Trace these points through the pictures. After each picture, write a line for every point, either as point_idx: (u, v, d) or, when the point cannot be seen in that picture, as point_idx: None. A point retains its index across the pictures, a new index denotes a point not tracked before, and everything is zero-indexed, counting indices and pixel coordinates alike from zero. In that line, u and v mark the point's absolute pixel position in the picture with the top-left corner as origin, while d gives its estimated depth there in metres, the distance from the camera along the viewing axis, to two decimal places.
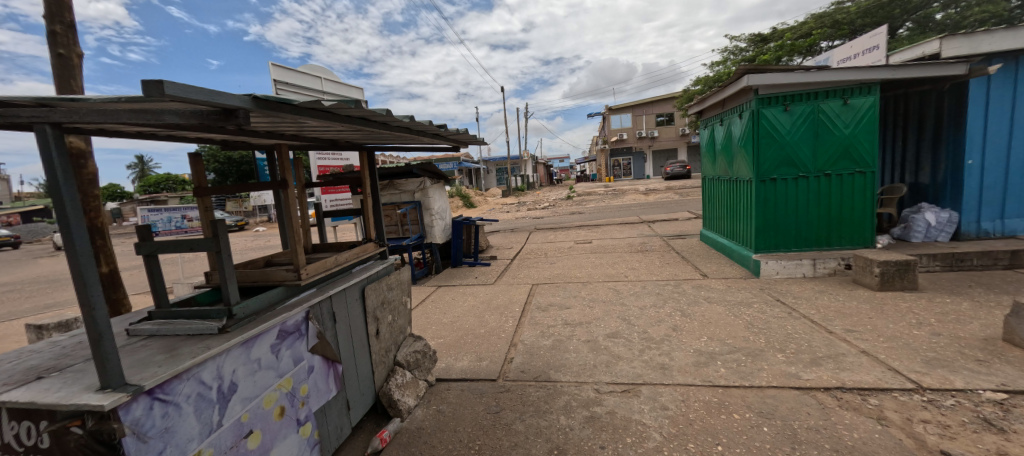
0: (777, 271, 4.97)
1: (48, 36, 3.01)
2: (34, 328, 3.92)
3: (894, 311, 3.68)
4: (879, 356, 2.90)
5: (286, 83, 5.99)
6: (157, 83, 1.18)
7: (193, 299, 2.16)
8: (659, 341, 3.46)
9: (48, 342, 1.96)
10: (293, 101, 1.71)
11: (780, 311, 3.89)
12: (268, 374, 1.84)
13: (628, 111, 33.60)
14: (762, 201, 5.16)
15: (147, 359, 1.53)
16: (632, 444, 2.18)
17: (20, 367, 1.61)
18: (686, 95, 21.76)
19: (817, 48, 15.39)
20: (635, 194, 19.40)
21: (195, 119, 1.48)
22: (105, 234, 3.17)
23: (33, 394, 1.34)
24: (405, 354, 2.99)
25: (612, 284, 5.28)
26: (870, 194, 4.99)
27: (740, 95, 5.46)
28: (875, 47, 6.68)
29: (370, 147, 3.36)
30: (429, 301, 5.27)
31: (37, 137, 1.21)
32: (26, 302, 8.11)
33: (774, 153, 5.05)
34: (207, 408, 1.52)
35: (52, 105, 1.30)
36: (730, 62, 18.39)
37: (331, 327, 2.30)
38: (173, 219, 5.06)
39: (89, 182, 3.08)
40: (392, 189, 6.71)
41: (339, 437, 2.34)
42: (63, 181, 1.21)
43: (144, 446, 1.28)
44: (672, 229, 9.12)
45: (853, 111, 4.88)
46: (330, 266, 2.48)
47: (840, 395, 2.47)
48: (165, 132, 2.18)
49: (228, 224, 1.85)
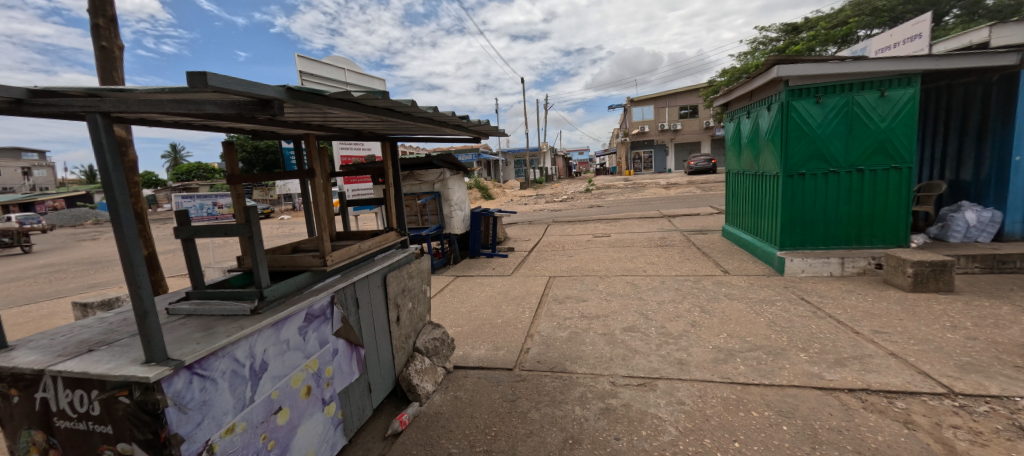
0: (803, 269, 4.83)
1: (92, 29, 3.17)
2: (80, 306, 4.18)
3: (927, 313, 3.54)
4: (909, 359, 2.81)
5: (311, 75, 6.11)
6: (201, 74, 1.22)
7: (227, 282, 2.28)
8: (676, 337, 3.43)
9: (96, 318, 2.10)
10: (323, 92, 1.75)
11: (804, 310, 3.79)
12: (296, 355, 1.92)
13: (651, 103, 32.81)
14: (788, 197, 5.01)
15: (185, 337, 1.63)
16: (647, 437, 2.19)
17: (73, 341, 1.73)
18: (712, 87, 21.12)
19: (853, 37, 14.69)
20: (656, 188, 19.09)
21: (233, 109, 1.54)
22: (145, 218, 3.33)
23: (86, 365, 1.44)
24: (424, 341, 3.07)
25: (630, 278, 5.24)
26: (906, 191, 4.78)
27: (769, 86, 5.27)
28: (917, 36, 6.34)
29: (393, 138, 3.42)
30: (447, 290, 5.34)
31: (89, 125, 1.30)
32: (72, 282, 8.67)
33: (803, 147, 4.88)
34: (240, 385, 1.61)
35: (100, 95, 1.39)
36: (760, 52, 17.75)
37: (355, 313, 2.38)
38: (205, 206, 5.23)
39: (130, 168, 3.24)
40: (412, 179, 6.82)
41: (361, 418, 2.44)
42: (112, 167, 1.29)
43: (184, 417, 1.37)
44: (693, 224, 8.93)
45: (891, 103, 4.65)
46: (354, 254, 2.55)
47: (864, 397, 2.41)
48: (200, 121, 2.26)
49: (259, 211, 1.93)
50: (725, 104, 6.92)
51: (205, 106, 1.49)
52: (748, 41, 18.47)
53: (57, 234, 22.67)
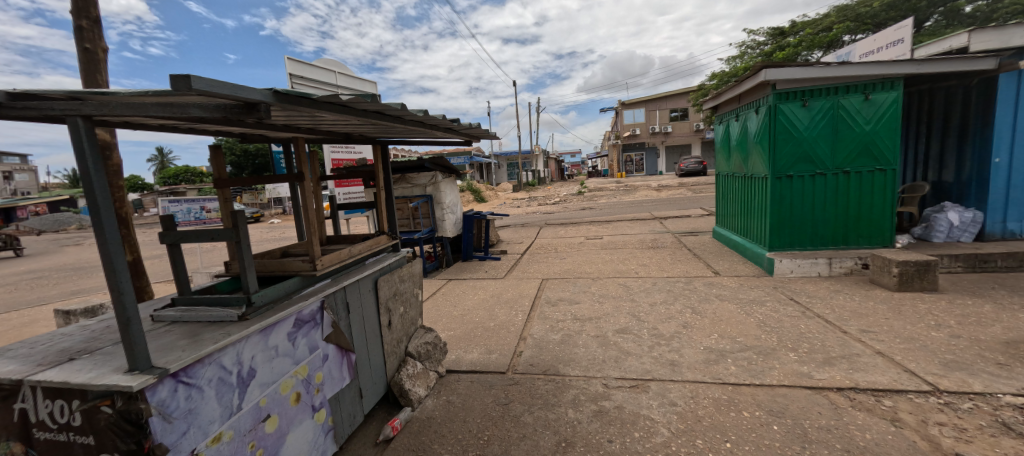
0: (791, 270, 4.89)
1: (75, 30, 3.11)
2: (62, 313, 4.07)
3: (913, 312, 3.61)
4: (895, 357, 2.85)
5: (300, 77, 6.04)
6: (185, 77, 1.21)
7: (214, 287, 2.24)
8: (668, 338, 3.45)
9: (78, 325, 2.05)
10: (311, 95, 1.73)
11: (794, 310, 3.83)
12: (285, 361, 1.90)
13: (642, 106, 33.10)
14: (777, 198, 5.07)
15: (170, 344, 1.59)
16: (639, 439, 2.20)
17: (53, 349, 1.69)
18: (702, 91, 21.38)
19: (838, 41, 14.99)
20: (647, 190, 19.29)
21: (219, 112, 1.52)
22: (129, 223, 3.27)
23: (67, 374, 1.41)
24: (416, 345, 3.05)
25: (623, 280, 5.26)
26: (890, 192, 4.87)
27: (757, 89, 5.34)
28: (900, 41, 6.50)
29: (384, 141, 3.40)
30: (439, 294, 5.32)
31: (69, 128, 1.27)
32: (53, 289, 8.44)
33: (791, 150, 4.96)
34: (227, 392, 1.58)
35: (81, 98, 1.36)
36: (748, 56, 18.06)
37: (346, 317, 2.35)
38: (192, 210, 5.14)
39: (114, 172, 3.18)
40: (404, 182, 6.79)
41: (352, 424, 2.41)
42: (93, 172, 1.27)
43: (169, 426, 1.34)
44: (684, 226, 9.01)
45: (875, 106, 4.75)
46: (345, 258, 2.52)
47: (853, 396, 2.44)
48: (187, 125, 2.23)
49: (247, 215, 1.90)
50: (714, 107, 7.01)
51: (190, 109, 1.47)
52: (737, 45, 18.77)
53: (40, 240, 22.10)
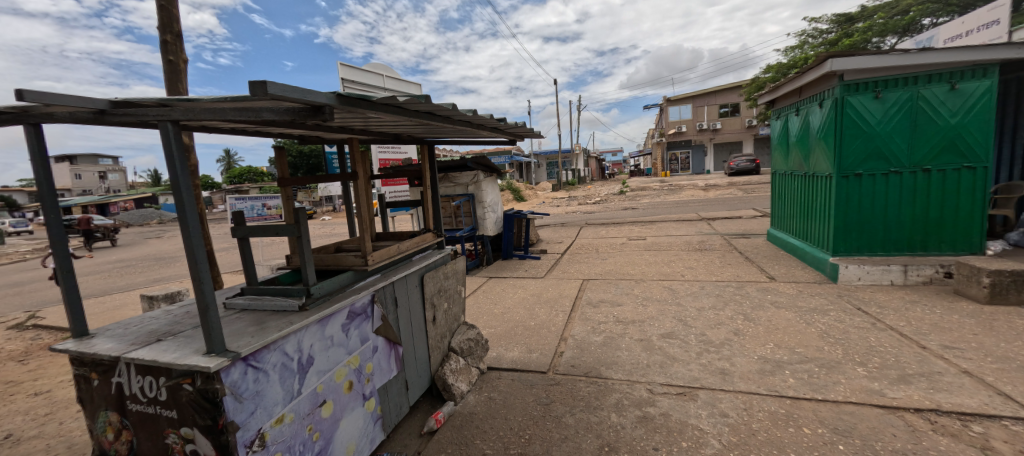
0: (859, 277, 4.48)
1: (161, 44, 3.45)
2: (147, 298, 4.55)
3: (1009, 328, 3.19)
4: (986, 378, 2.54)
5: (351, 81, 6.35)
6: (262, 82, 1.30)
7: (277, 279, 2.41)
8: (718, 345, 3.28)
9: (162, 310, 2.28)
10: (370, 97, 1.81)
11: (862, 321, 3.51)
12: (339, 351, 2.00)
13: (688, 102, 31.73)
14: (843, 198, 4.67)
15: (241, 330, 1.73)
16: (687, 448, 2.11)
17: (144, 330, 1.89)
18: (755, 85, 20.16)
19: (917, 26, 13.56)
20: (693, 190, 18.49)
21: (288, 115, 1.62)
22: (203, 218, 3.59)
23: (156, 353, 1.56)
24: (459, 341, 3.11)
25: (668, 283, 5.07)
26: (980, 192, 4.34)
27: (821, 80, 4.95)
28: (995, 22, 5.77)
29: (430, 141, 3.49)
30: (480, 292, 5.40)
31: (161, 133, 1.41)
32: (139, 276, 9.48)
33: (860, 146, 4.54)
34: (289, 377, 1.69)
35: (171, 105, 1.51)
36: (809, 46, 16.80)
37: (394, 311, 2.44)
38: (255, 207, 5.55)
39: (192, 172, 3.50)
40: (446, 182, 6.96)
41: (399, 414, 2.50)
42: (179, 172, 1.40)
43: (240, 405, 1.46)
44: (734, 227, 8.53)
45: (962, 97, 4.25)
46: (394, 254, 2.62)
47: (934, 418, 2.20)
48: (254, 128, 2.41)
49: (307, 212, 2.02)
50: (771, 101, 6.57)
51: (263, 113, 1.58)
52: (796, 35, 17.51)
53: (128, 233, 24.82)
